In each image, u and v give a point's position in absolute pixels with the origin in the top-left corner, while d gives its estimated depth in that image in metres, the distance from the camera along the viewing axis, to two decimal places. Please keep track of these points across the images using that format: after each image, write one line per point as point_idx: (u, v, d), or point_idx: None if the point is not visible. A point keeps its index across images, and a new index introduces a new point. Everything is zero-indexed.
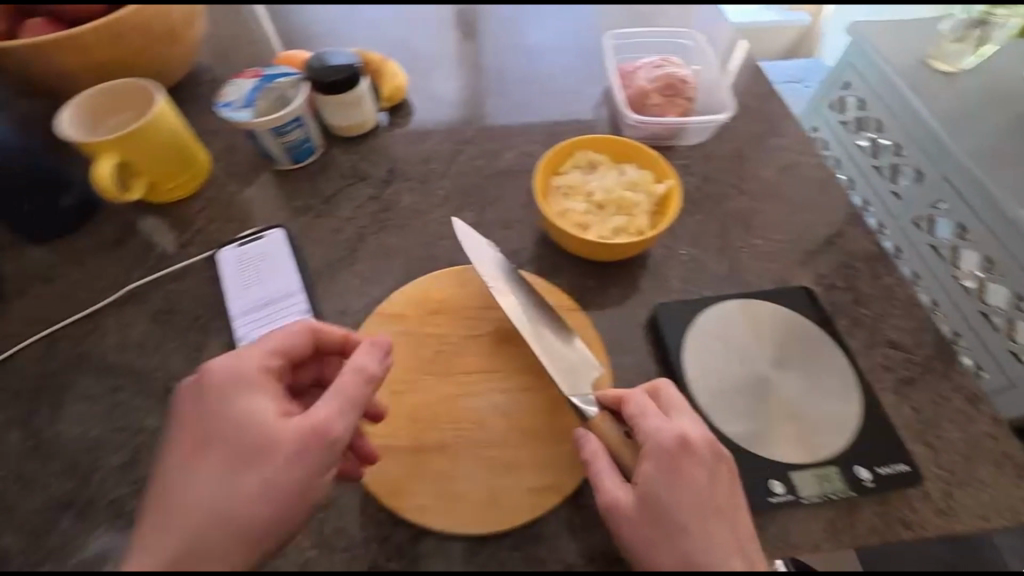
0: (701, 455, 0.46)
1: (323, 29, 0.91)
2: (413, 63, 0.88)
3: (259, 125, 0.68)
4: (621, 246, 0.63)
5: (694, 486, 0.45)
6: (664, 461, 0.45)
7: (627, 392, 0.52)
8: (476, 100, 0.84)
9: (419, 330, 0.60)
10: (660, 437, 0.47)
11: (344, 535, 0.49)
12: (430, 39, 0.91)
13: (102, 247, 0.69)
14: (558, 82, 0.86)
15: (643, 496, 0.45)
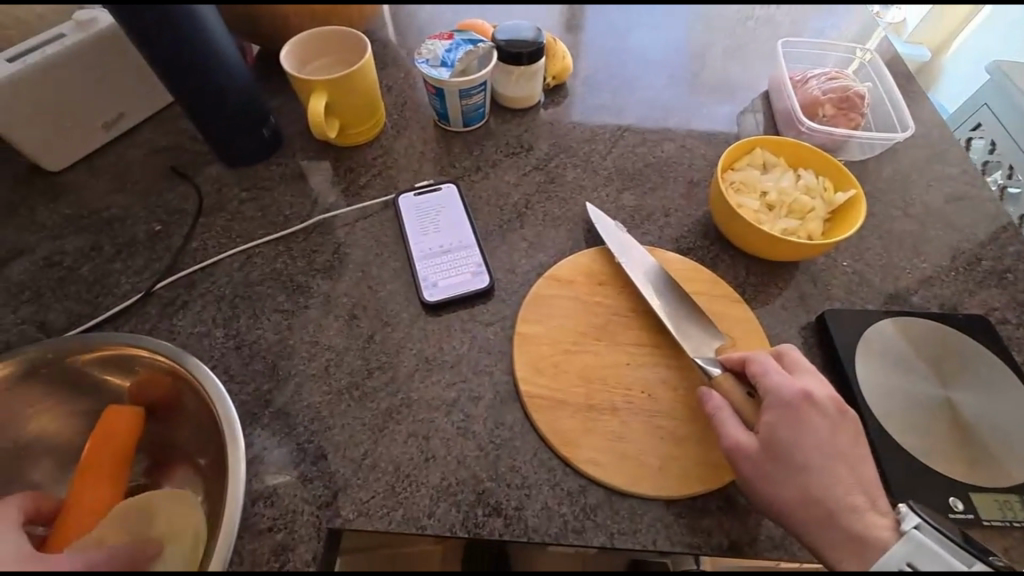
0: (821, 407, 0.50)
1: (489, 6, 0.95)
2: (573, 48, 0.92)
3: (451, 84, 0.72)
4: (795, 247, 0.63)
5: (815, 435, 0.48)
6: (784, 411, 0.49)
7: (750, 354, 0.54)
8: (638, 90, 0.87)
9: (589, 298, 0.62)
10: (783, 392, 0.50)
11: (517, 474, 0.52)
12: (589, 27, 0.94)
13: (288, 178, 0.74)
14: (718, 85, 0.88)
15: (769, 443, 0.49)
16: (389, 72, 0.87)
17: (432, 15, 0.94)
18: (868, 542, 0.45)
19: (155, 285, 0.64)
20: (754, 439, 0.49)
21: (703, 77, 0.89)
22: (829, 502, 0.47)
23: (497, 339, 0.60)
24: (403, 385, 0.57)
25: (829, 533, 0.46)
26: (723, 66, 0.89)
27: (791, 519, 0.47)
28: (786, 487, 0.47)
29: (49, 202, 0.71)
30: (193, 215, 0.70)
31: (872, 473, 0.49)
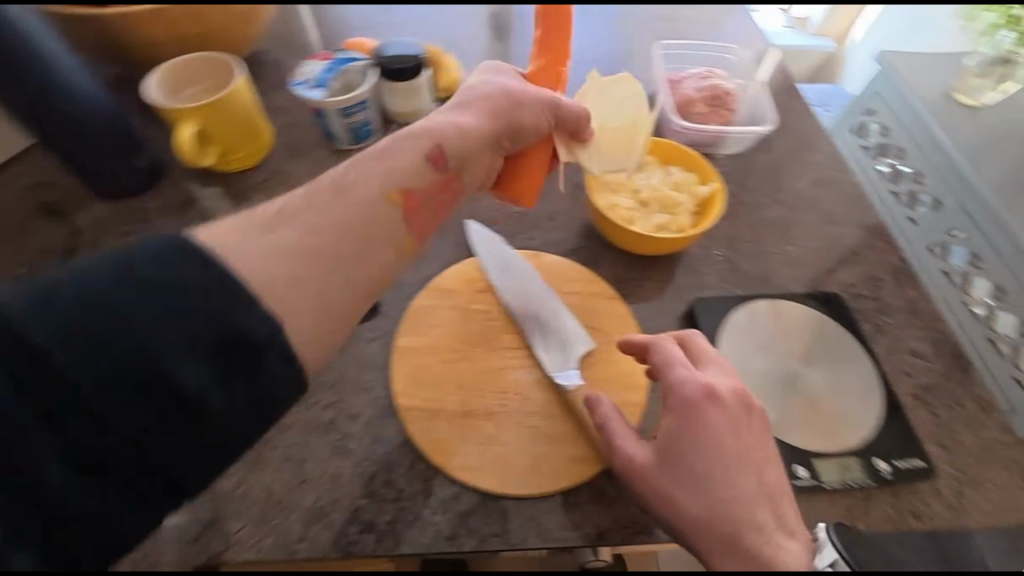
0: (723, 403, 0.49)
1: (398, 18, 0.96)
2: (500, 55, 0.94)
3: (328, 105, 0.73)
4: (662, 242, 0.66)
5: (717, 436, 0.47)
6: (684, 409, 0.48)
7: (656, 343, 0.54)
8: None
9: (470, 305, 0.63)
10: (687, 388, 0.49)
11: (392, 487, 0.52)
12: (513, 32, 0.97)
13: (168, 208, 0.73)
14: None
15: (663, 448, 0.48)
16: (278, 92, 0.86)
17: (325, 28, 0.93)
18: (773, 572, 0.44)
19: None
20: (648, 451, 0.49)
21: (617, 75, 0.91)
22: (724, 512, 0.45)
23: (379, 355, 0.61)
24: (280, 410, 0.57)
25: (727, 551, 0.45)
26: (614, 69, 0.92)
27: (687, 531, 0.46)
28: (631, 479, 0.50)
29: None
30: (64, 255, 0.68)
31: (776, 471, 0.49)
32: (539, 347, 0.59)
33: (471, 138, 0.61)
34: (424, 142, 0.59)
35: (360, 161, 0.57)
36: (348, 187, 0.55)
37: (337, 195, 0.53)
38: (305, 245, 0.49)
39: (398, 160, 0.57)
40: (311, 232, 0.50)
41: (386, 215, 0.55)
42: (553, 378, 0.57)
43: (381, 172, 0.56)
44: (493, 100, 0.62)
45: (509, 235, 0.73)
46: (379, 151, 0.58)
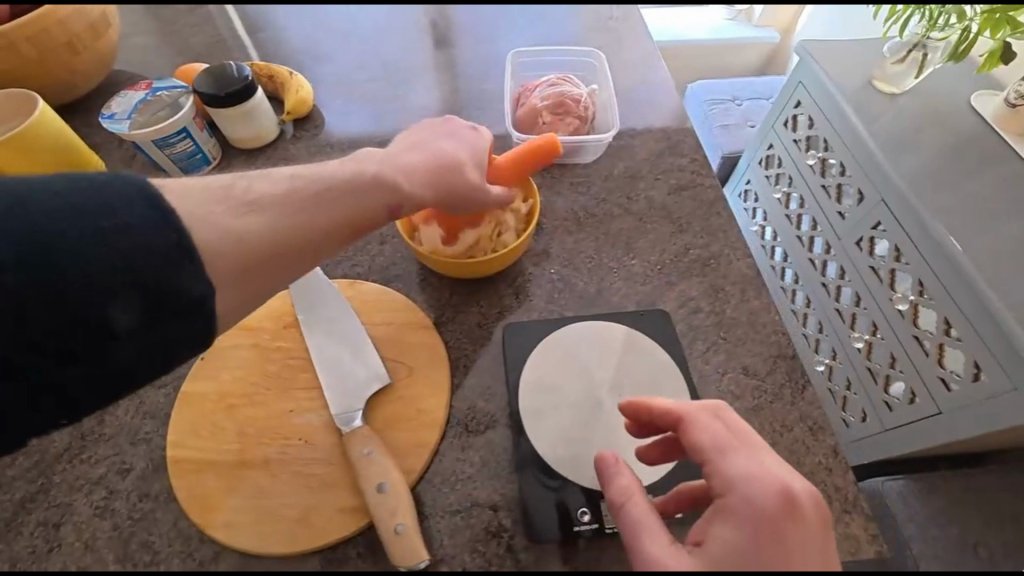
0: (806, 514, 0.38)
1: (313, 35, 0.94)
2: (448, 64, 0.91)
3: (138, 136, 0.70)
4: (474, 266, 0.63)
5: (795, 560, 0.36)
6: (766, 528, 0.37)
7: (689, 413, 0.44)
8: (382, 115, 0.86)
9: (269, 344, 0.60)
10: (758, 491, 0.39)
11: (148, 549, 0.49)
12: (458, 41, 0.95)
13: None
14: (467, 100, 0.87)
15: (713, 563, 0.38)
16: None
17: (189, 58, 0.92)
18: None
19: None
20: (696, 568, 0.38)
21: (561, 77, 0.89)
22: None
23: (166, 402, 0.57)
24: (48, 467, 0.53)
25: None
26: (475, 79, 0.89)
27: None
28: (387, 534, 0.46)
29: None
30: None
31: None
32: (327, 387, 0.56)
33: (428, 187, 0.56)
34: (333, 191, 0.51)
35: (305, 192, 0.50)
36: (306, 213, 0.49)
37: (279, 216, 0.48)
38: (256, 248, 0.46)
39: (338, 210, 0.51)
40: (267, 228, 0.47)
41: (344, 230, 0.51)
42: (336, 423, 0.53)
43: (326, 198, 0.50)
44: (442, 168, 0.57)
45: (334, 263, 0.69)
46: (360, 173, 0.52)
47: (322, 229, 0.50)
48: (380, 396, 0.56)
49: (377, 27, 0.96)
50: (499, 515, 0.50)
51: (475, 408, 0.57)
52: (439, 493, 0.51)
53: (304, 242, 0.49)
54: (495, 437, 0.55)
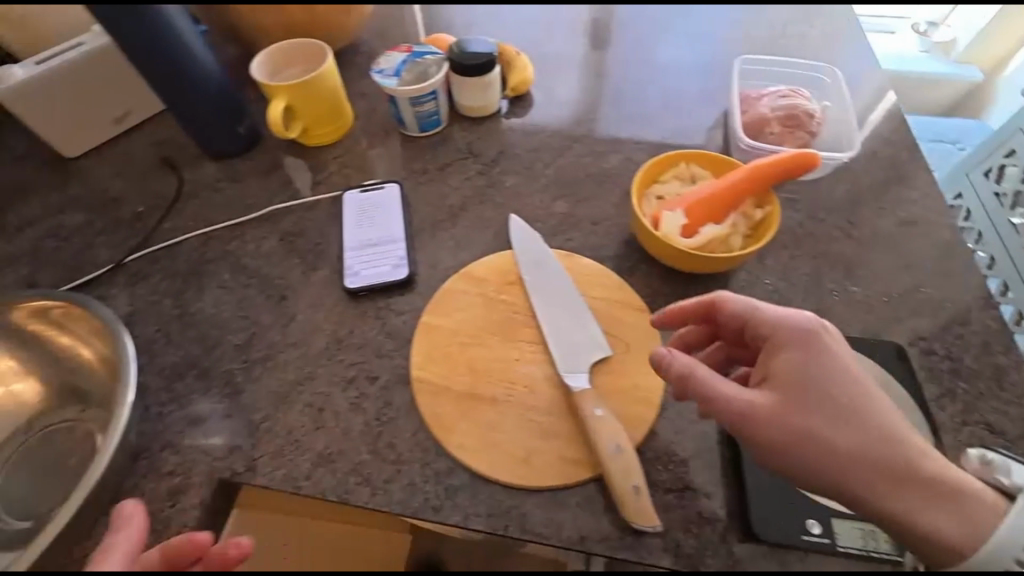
0: (834, 331, 0.51)
1: (529, 23, 1.00)
2: (596, 64, 0.94)
3: (401, 92, 0.78)
4: (706, 261, 0.62)
5: (840, 362, 0.49)
6: (807, 339, 0.50)
7: (721, 298, 0.56)
8: (592, 104, 0.89)
9: (496, 295, 0.65)
10: (795, 322, 0.51)
11: (394, 450, 0.56)
12: (616, 42, 0.97)
13: (256, 173, 0.83)
14: (674, 102, 0.88)
15: (776, 385, 0.49)
16: (365, 80, 0.95)
17: (421, 29, 1.01)
18: (937, 488, 0.45)
19: (127, 258, 0.73)
20: (767, 395, 0.49)
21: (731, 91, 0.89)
22: (888, 449, 0.46)
23: (405, 328, 0.64)
24: (312, 361, 0.63)
25: (905, 491, 0.45)
26: (661, 82, 0.90)
27: (848, 481, 0.46)
28: (622, 492, 0.49)
29: (63, 185, 0.83)
30: (170, 201, 0.80)
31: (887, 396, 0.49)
32: (553, 346, 0.60)
33: None
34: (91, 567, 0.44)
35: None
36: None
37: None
38: None
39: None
40: None
41: None
42: (562, 378, 0.57)
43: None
44: None
45: (549, 234, 0.73)
46: None
47: None
48: (601, 365, 0.59)
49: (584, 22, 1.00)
50: (714, 504, 0.51)
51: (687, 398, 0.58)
52: (654, 468, 0.53)
53: None
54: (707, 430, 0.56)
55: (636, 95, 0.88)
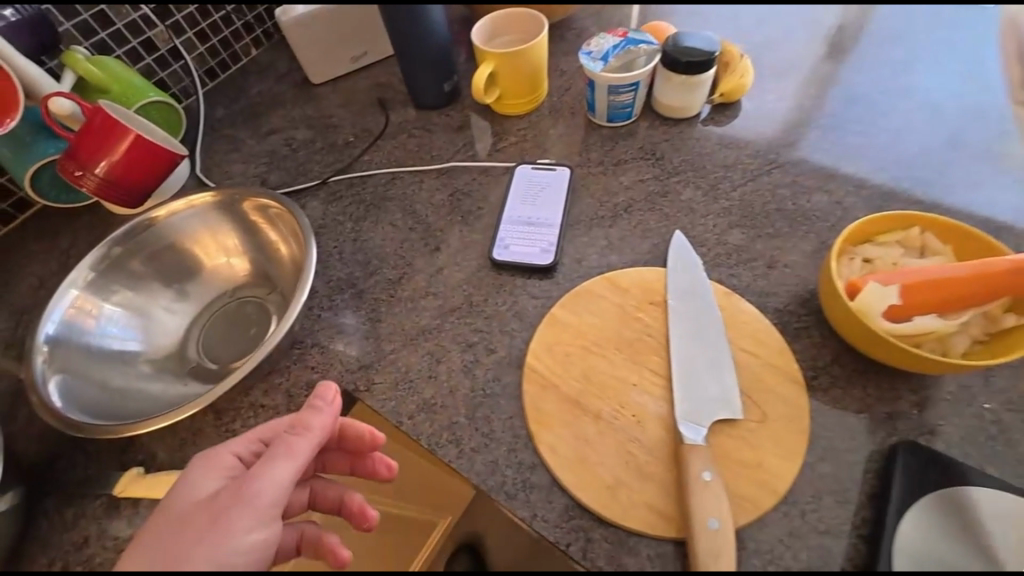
0: None
1: (792, 30, 0.90)
2: (828, 77, 0.84)
3: (602, 79, 0.76)
4: (930, 362, 0.49)
5: None
6: None
7: None
8: (869, 135, 0.76)
9: (633, 310, 0.62)
10: None
11: (487, 424, 0.57)
12: (856, 57, 0.85)
13: (447, 128, 0.90)
14: (965, 153, 0.73)
15: None
16: (568, 59, 0.95)
17: (640, 17, 0.97)
18: None
19: (330, 178, 0.85)
20: None
21: (988, 143, 0.74)
22: None
23: (533, 313, 0.65)
24: (444, 314, 0.67)
25: None
26: (897, 113, 0.78)
27: None
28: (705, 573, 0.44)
29: (304, 104, 1.00)
30: (374, 137, 0.91)
31: None
32: (675, 384, 0.55)
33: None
34: (288, 435, 0.50)
35: (217, 539, 0.46)
36: (214, 522, 0.46)
37: (172, 546, 0.46)
38: (192, 533, 0.46)
39: (212, 479, 0.49)
40: (191, 548, 0.45)
41: (254, 495, 0.47)
42: (675, 422, 0.53)
43: (240, 442, 0.52)
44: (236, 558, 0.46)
45: (712, 263, 0.66)
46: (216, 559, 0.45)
47: (214, 538, 0.46)
48: (725, 426, 0.52)
49: (827, 29, 0.89)
50: None
51: (819, 500, 0.49)
52: (751, 562, 0.47)
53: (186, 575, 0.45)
54: (831, 547, 0.47)
55: (874, 127, 0.77)
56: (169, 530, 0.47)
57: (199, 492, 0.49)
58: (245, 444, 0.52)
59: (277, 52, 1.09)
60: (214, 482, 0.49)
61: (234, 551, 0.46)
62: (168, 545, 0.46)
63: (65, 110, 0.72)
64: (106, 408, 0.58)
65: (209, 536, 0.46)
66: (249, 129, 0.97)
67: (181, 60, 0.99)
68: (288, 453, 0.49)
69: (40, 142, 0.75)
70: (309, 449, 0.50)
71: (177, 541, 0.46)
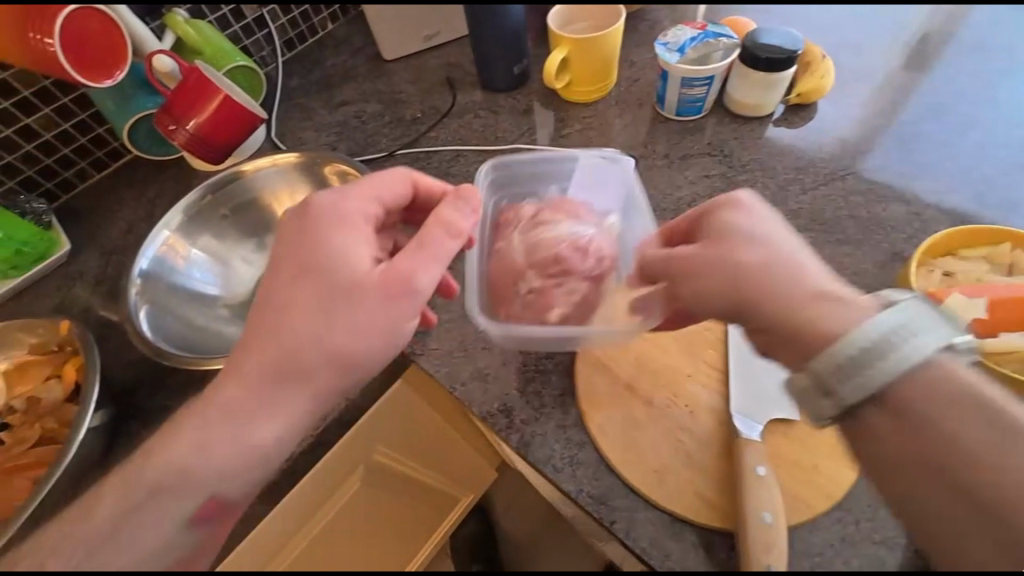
0: None
1: (878, 37, 0.87)
2: (911, 88, 0.81)
3: (677, 71, 0.75)
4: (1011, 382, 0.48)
5: None
6: None
7: None
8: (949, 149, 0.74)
9: None
10: None
11: (538, 398, 0.59)
12: (944, 68, 0.82)
13: (512, 111, 0.91)
14: None
15: None
16: (639, 50, 0.94)
17: (718, 13, 0.95)
18: None
19: (396, 151, 0.88)
20: None
21: None
22: None
23: None
24: None
25: None
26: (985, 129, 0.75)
27: None
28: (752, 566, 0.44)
29: (374, 79, 1.03)
30: (440, 114, 0.93)
31: None
32: (732, 379, 0.55)
33: (376, 340, 0.47)
34: (440, 228, 0.50)
35: (382, 313, 0.47)
36: (377, 294, 0.47)
37: (335, 296, 0.46)
38: (348, 301, 0.46)
39: (359, 245, 0.49)
40: (354, 317, 0.46)
41: (414, 288, 0.48)
42: (730, 417, 0.52)
43: (365, 204, 0.51)
44: (398, 332, 0.48)
45: None
46: (382, 326, 0.47)
47: (376, 314, 0.47)
48: (780, 426, 0.52)
49: (912, 39, 0.86)
50: None
51: (875, 511, 0.48)
52: (798, 562, 0.46)
53: (352, 338, 0.46)
54: (884, 559, 0.46)
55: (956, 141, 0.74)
56: (320, 297, 0.46)
57: (348, 257, 0.48)
58: (370, 204, 0.52)
59: (352, 28, 1.13)
60: (360, 247, 0.48)
61: (392, 329, 0.48)
62: (329, 305, 0.46)
63: (165, 68, 0.78)
64: (187, 341, 0.63)
65: (374, 309, 0.47)
66: (322, 100, 1.01)
67: (265, 29, 1.04)
68: (445, 247, 0.49)
69: (140, 95, 0.81)
70: (460, 247, 0.51)
71: (331, 306, 0.46)
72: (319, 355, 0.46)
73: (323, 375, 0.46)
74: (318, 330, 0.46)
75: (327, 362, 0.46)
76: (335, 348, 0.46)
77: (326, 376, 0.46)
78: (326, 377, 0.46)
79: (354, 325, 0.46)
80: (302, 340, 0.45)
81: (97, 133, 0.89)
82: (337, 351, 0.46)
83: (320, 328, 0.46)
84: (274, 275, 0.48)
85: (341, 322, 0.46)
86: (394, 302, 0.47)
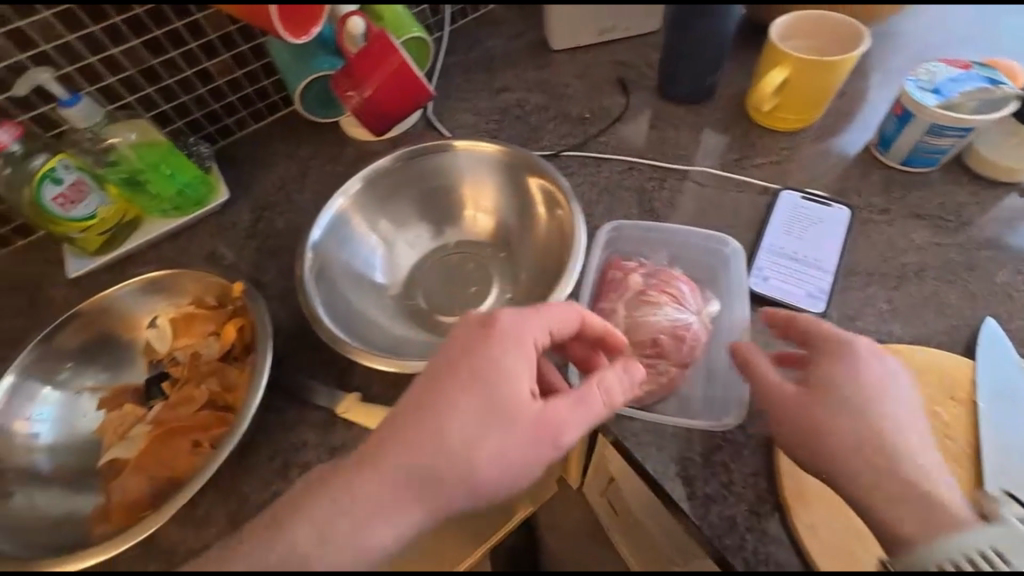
0: None
1: None
2: None
3: (930, 115, 0.64)
4: None
5: None
6: None
7: None
8: None
9: (929, 400, 0.51)
10: None
11: (727, 473, 0.50)
12: None
13: (696, 127, 0.82)
14: None
15: None
16: (852, 79, 0.82)
17: (956, 54, 0.82)
18: None
19: (563, 151, 0.81)
20: None
21: None
22: None
23: None
24: None
25: None
26: None
27: None
28: None
29: (539, 67, 0.96)
30: (611, 118, 0.86)
31: None
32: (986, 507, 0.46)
33: (508, 480, 0.45)
34: (602, 384, 0.47)
35: (522, 455, 0.44)
36: (526, 435, 0.44)
37: (492, 419, 0.44)
38: (495, 440, 0.44)
39: (524, 377, 0.46)
40: (498, 452, 0.44)
41: (558, 444, 0.45)
42: None
43: (541, 333, 0.48)
44: (527, 477, 0.45)
45: None
46: (517, 469, 0.44)
47: (518, 462, 0.44)
48: None
49: None
50: None
51: None
52: None
53: (486, 474, 0.44)
54: None
55: None
56: (474, 417, 0.44)
57: (510, 384, 0.45)
58: (543, 333, 0.48)
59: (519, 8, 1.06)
60: (525, 378, 0.46)
61: (521, 477, 0.45)
62: (476, 431, 0.44)
63: (355, 31, 0.75)
64: (347, 321, 0.60)
65: (516, 450, 0.44)
66: (483, 82, 0.96)
67: None
68: (600, 405, 0.47)
69: (319, 56, 0.78)
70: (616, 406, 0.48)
71: (479, 434, 0.44)
72: (454, 480, 0.43)
73: (452, 495, 0.44)
74: (461, 453, 0.43)
75: (461, 482, 0.43)
76: (467, 477, 0.43)
77: (447, 506, 0.44)
78: (446, 507, 0.44)
79: (494, 462, 0.44)
80: (442, 460, 0.43)
81: (262, 85, 0.87)
82: (465, 486, 0.44)
83: (461, 455, 0.43)
84: (437, 378, 0.45)
85: (484, 458, 0.43)
86: (534, 450, 0.45)
